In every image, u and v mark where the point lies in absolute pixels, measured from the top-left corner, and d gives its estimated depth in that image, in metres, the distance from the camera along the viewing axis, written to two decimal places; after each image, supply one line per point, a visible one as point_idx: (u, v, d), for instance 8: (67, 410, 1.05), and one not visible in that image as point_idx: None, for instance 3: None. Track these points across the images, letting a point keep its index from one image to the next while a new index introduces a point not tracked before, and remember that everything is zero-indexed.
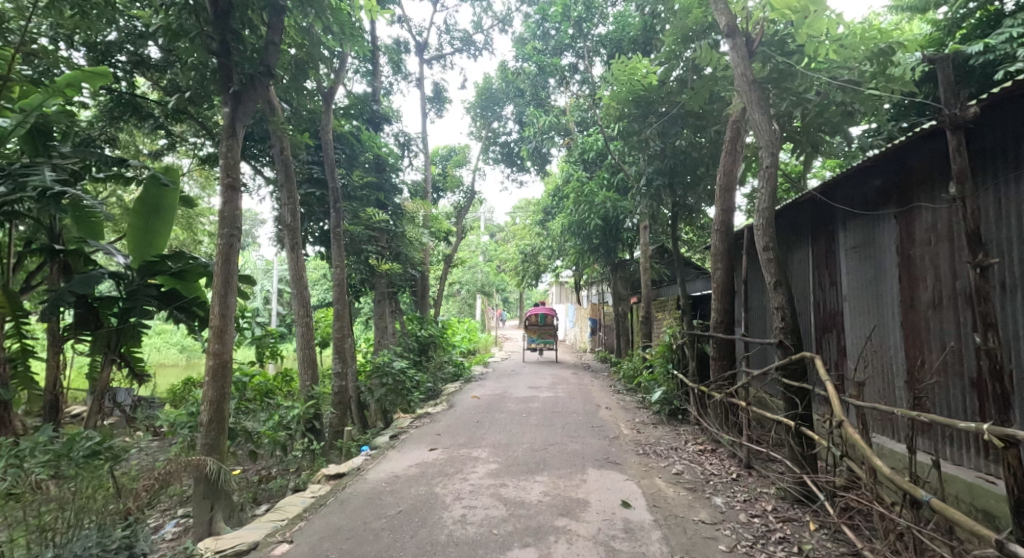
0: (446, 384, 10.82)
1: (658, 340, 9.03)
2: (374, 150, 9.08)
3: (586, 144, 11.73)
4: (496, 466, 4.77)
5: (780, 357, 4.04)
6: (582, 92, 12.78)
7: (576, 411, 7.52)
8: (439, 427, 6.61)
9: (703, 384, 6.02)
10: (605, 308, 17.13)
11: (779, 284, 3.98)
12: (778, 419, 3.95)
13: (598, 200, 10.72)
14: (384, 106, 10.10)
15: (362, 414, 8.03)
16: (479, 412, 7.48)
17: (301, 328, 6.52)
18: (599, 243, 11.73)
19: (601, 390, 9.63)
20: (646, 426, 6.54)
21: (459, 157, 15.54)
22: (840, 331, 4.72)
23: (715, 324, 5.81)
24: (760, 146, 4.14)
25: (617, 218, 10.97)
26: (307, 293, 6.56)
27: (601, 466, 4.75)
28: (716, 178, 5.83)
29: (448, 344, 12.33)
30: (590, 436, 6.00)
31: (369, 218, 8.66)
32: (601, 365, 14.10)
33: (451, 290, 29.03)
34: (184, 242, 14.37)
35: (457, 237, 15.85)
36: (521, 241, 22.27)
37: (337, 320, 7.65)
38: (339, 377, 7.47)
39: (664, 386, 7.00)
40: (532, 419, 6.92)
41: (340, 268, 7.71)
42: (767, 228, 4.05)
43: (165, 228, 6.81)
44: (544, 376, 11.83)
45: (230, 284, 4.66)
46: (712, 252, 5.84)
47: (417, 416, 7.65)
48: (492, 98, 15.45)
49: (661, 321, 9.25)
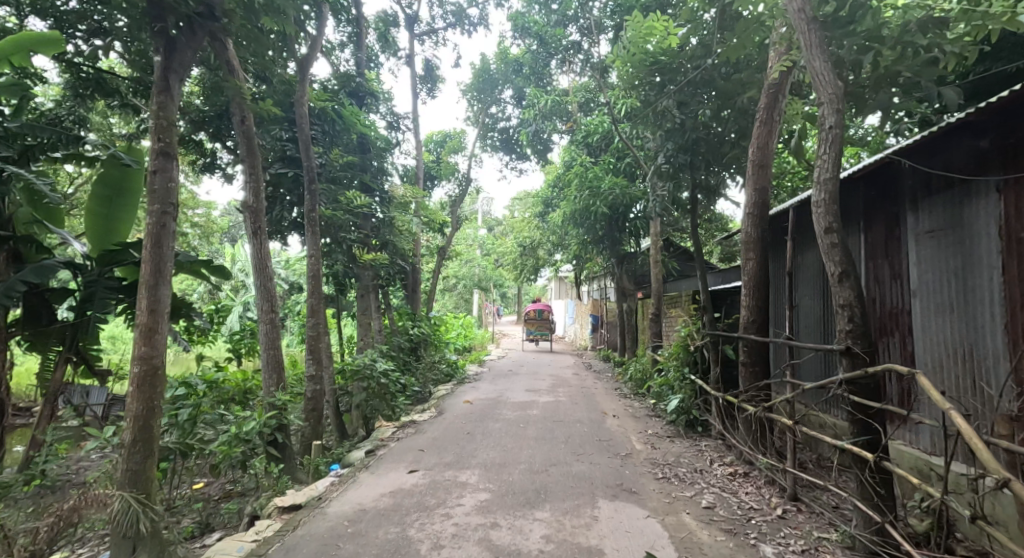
0: (438, 386, 10.00)
1: (670, 340, 8.19)
2: (358, 129, 8.08)
3: (590, 126, 10.90)
4: (486, 496, 3.92)
5: (845, 367, 3.20)
6: (586, 72, 11.95)
7: (581, 420, 6.68)
8: (424, 440, 5.76)
9: (730, 394, 5.19)
10: (608, 304, 16.30)
11: (846, 275, 3.12)
12: (844, 447, 3.11)
13: (605, 186, 9.88)
14: (372, 82, 9.19)
15: (341, 422, 7.18)
16: (471, 421, 6.64)
17: (264, 325, 5.63)
18: (604, 234, 10.89)
19: (606, 394, 8.79)
20: (661, 441, 5.70)
21: (455, 142, 14.69)
22: (907, 334, 3.89)
23: (745, 323, 4.97)
24: (817, 105, 3.29)
25: (623, 206, 10.13)
26: (272, 284, 5.69)
27: (614, 497, 3.92)
28: (748, 152, 4.97)
29: (441, 343, 11.51)
30: (599, 453, 5.16)
31: (351, 203, 7.77)
32: (604, 365, 13.27)
33: (447, 284, 28.23)
34: None
35: (453, 228, 15.01)
36: (519, 234, 21.46)
37: (311, 315, 6.81)
38: (313, 381, 6.61)
39: (680, 394, 6.17)
40: (531, 430, 6.08)
41: (316, 258, 6.86)
42: (832, 201, 3.19)
43: (130, 215, 6.01)
44: (544, 377, 11.00)
45: (162, 273, 3.78)
46: (743, 238, 4.99)
47: (402, 424, 6.80)
48: (490, 80, 14.60)
49: (673, 318, 8.42)
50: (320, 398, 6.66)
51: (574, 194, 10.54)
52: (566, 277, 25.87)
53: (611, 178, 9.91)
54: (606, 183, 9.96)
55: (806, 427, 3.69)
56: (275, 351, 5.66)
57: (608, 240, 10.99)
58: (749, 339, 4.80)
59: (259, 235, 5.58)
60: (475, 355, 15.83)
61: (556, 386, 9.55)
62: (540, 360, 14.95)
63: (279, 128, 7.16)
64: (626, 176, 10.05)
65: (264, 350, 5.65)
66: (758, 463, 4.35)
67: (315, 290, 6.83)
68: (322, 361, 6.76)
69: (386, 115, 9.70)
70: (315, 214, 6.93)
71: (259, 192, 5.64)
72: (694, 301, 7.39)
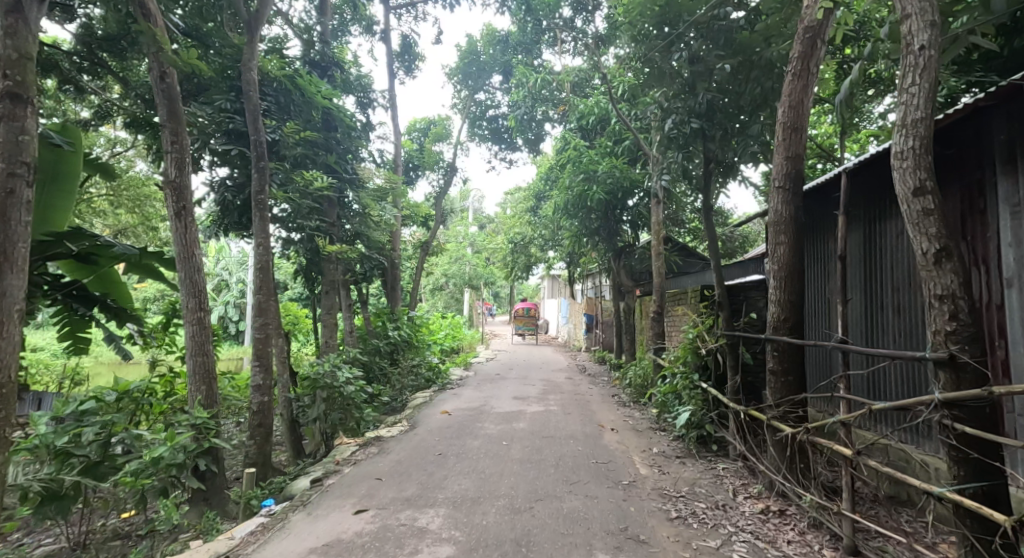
0: (417, 394, 9.03)
1: (675, 342, 7.28)
2: (320, 99, 7.06)
3: (585, 107, 10.02)
4: (449, 551, 2.98)
5: (944, 384, 2.27)
6: (580, 51, 11.04)
7: (574, 436, 5.74)
8: (386, 464, 4.80)
9: (755, 408, 4.25)
10: (604, 302, 15.39)
11: (948, 251, 2.20)
12: (949, 499, 2.18)
13: (601, 170, 9.00)
14: (340, 53, 8.26)
15: (297, 439, 6.21)
16: (446, 438, 5.69)
17: (190, 327, 4.62)
18: (600, 225, 9.97)
19: (602, 402, 7.86)
20: (669, 464, 4.76)
21: (439, 129, 13.81)
22: (1000, 335, 2.97)
23: (774, 321, 4.06)
24: (901, 19, 2.37)
25: (621, 194, 9.26)
26: (201, 277, 4.70)
27: (617, 551, 2.98)
28: (777, 113, 4.06)
29: (423, 345, 10.55)
30: (596, 482, 4.20)
31: (309, 183, 6.75)
32: (599, 368, 12.34)
33: (437, 283, 27.24)
34: None
35: (437, 221, 14.06)
36: (510, 231, 20.51)
37: (258, 316, 5.78)
38: (260, 393, 5.63)
39: (689, 405, 5.26)
40: (517, 451, 5.13)
41: (266, 248, 5.88)
42: (926, 150, 2.27)
43: None
44: (534, 382, 10.06)
45: (8, 259, 2.79)
46: (771, 217, 4.07)
47: (365, 442, 5.83)
48: (477, 63, 13.80)
49: (678, 317, 7.48)
50: (268, 412, 5.71)
51: (566, 182, 9.64)
52: (559, 275, 24.93)
53: (608, 162, 9.02)
54: (602, 167, 9.04)
55: (872, 459, 2.77)
56: (204, 358, 4.65)
57: (605, 232, 10.07)
58: (779, 341, 3.88)
59: (185, 218, 4.57)
60: (463, 358, 14.87)
61: (547, 393, 8.63)
62: (532, 362, 14.02)
63: (224, 98, 6.20)
64: (625, 160, 9.13)
65: (189, 358, 4.62)
66: (798, 499, 3.43)
67: (263, 286, 5.81)
68: (272, 368, 5.80)
69: (357, 88, 8.68)
70: (265, 197, 5.96)
71: (184, 166, 4.60)
72: (704, 297, 6.46)
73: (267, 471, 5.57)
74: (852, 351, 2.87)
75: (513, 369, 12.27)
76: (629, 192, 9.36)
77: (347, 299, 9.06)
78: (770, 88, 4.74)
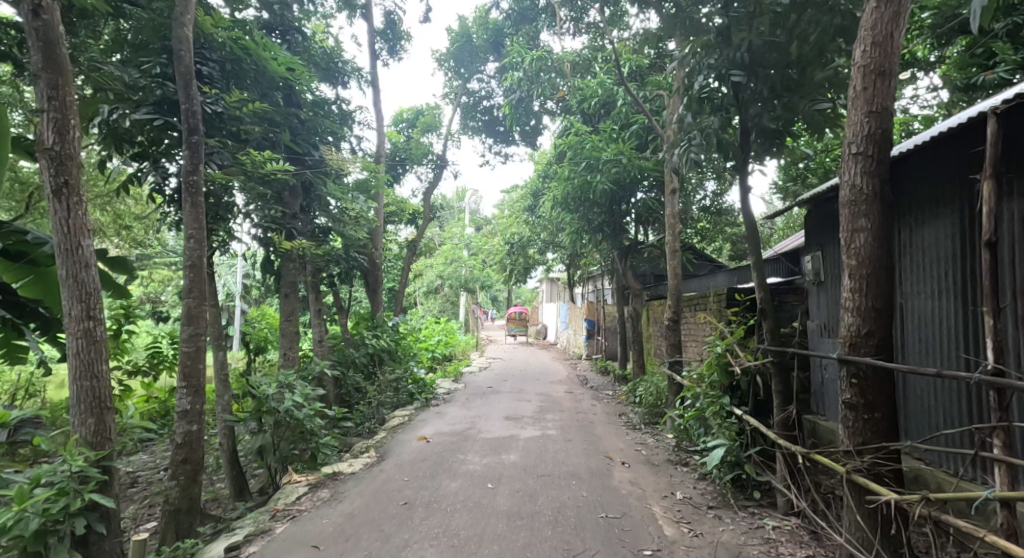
0: (396, 412, 7.96)
1: (697, 356, 6.18)
2: (274, 64, 5.79)
3: (587, 88, 8.98)
4: None
5: None
6: (580, 30, 10.03)
7: (577, 475, 4.64)
8: (332, 520, 3.68)
9: (822, 453, 3.15)
10: (605, 307, 14.34)
11: None
12: None
13: (605, 159, 7.97)
14: (307, 20, 7.19)
15: (239, 474, 5.13)
16: (418, 478, 4.59)
17: (76, 340, 3.50)
18: (605, 221, 8.92)
19: (609, 424, 6.78)
20: (702, 520, 3.67)
21: (428, 118, 12.94)
22: None
23: (849, 337, 2.97)
24: None
25: (628, 184, 8.22)
26: (91, 275, 3.58)
27: None
28: (854, 54, 2.97)
29: (406, 355, 9.48)
30: (608, 554, 3.10)
31: (260, 164, 5.51)
32: (602, 379, 11.29)
33: (432, 286, 26.25)
34: (103, 225, 11.77)
35: (426, 219, 13.02)
36: (506, 231, 19.56)
37: (187, 325, 4.64)
38: (186, 421, 4.52)
39: (722, 439, 4.17)
40: (505, 500, 4.02)
41: (199, 242, 4.78)
42: None
43: None
44: (531, 396, 8.99)
45: None
46: (846, 193, 3.00)
47: (318, 481, 4.72)
48: (470, 47, 12.98)
49: (699, 326, 6.41)
50: (201, 442, 4.63)
51: (566, 172, 8.60)
52: (558, 277, 23.93)
53: (614, 148, 7.99)
54: (607, 154, 7.97)
55: None
56: (94, 383, 3.52)
57: (610, 229, 9.02)
58: (863, 365, 2.78)
59: (67, 196, 3.47)
60: (454, 366, 13.78)
61: (545, 411, 7.57)
62: (529, 371, 12.97)
63: (153, 60, 5.07)
64: (633, 147, 8.08)
65: (71, 382, 3.50)
66: None
67: (194, 290, 4.69)
68: (205, 390, 4.69)
69: (326, 63, 7.62)
70: (199, 179, 4.87)
71: (67, 130, 3.51)
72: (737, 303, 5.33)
73: (194, 519, 4.47)
74: (965, 379, 1.80)
75: (508, 380, 11.21)
76: (636, 184, 8.33)
77: (317, 304, 7.98)
78: (833, 30, 3.66)
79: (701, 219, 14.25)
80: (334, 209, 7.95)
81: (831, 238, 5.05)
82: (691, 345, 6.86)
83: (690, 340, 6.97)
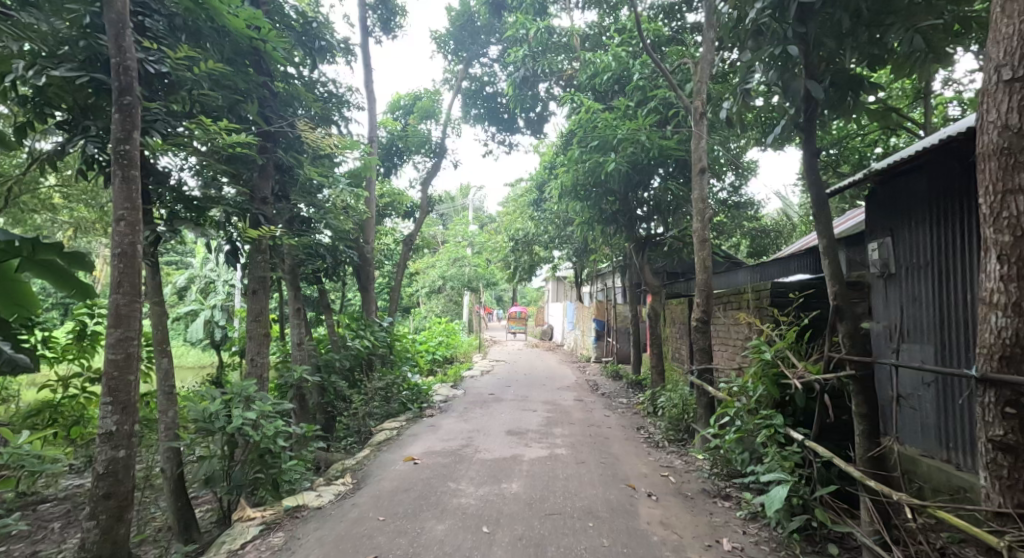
0: (384, 424, 7.08)
1: (735, 365, 5.25)
2: (234, 21, 4.89)
3: (599, 62, 8.06)
4: None
5: None
6: (592, 1, 9.12)
7: (595, 515, 3.72)
8: None
9: (949, 509, 2.24)
10: (616, 306, 13.43)
11: None
12: None
13: (621, 138, 7.04)
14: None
15: (186, 506, 4.26)
16: (395, 517, 3.69)
17: None
18: (619, 209, 8.01)
19: (627, 441, 5.86)
20: None
21: (427, 104, 12.09)
22: None
23: (995, 347, 2.06)
24: None
25: (645, 167, 7.30)
26: None
27: None
28: None
29: (399, 359, 8.63)
30: None
31: (216, 135, 4.63)
32: (614, 385, 10.37)
33: (435, 285, 25.38)
34: (80, 216, 10.98)
35: (424, 212, 12.16)
36: (510, 227, 18.65)
37: (114, 326, 3.75)
38: (109, 446, 3.63)
39: (783, 474, 3.26)
40: (504, 553, 3.11)
41: (131, 226, 3.89)
42: None
43: None
44: (537, 405, 8.09)
45: None
46: (990, 139, 2.08)
47: (274, 519, 3.82)
48: (471, 27, 12.11)
49: (735, 329, 5.48)
50: (132, 469, 3.76)
51: (574, 155, 7.69)
52: (563, 276, 23.09)
53: (630, 125, 7.06)
54: (621, 133, 7.04)
55: None
56: None
57: (625, 219, 8.10)
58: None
59: None
60: (454, 369, 12.94)
61: (553, 424, 6.66)
62: (533, 375, 12.10)
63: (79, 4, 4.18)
64: (652, 125, 7.15)
65: None
66: None
67: (124, 283, 3.80)
68: (136, 406, 3.81)
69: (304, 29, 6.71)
70: (134, 147, 3.99)
71: None
72: (791, 302, 4.38)
73: None
74: None
75: (511, 385, 10.35)
76: (654, 167, 7.41)
77: (297, 302, 7.12)
78: None
79: (719, 212, 13.29)
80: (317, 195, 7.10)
81: (903, 222, 4.13)
82: (722, 350, 5.96)
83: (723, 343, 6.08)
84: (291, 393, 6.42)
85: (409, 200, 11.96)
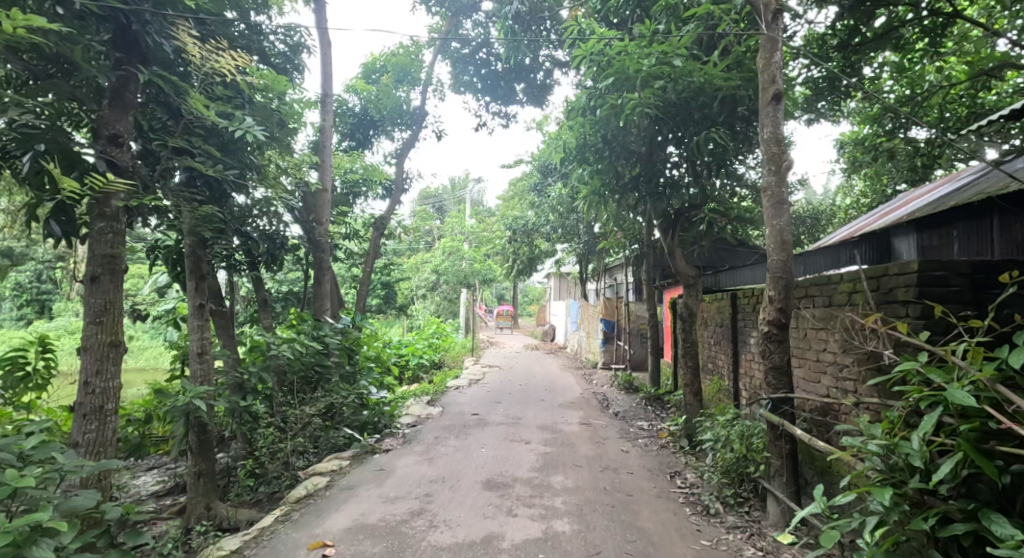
0: (320, 465, 5.16)
1: (858, 401, 3.30)
2: None
3: None
4: None
5: None
6: None
7: None
8: None
9: None
10: (628, 305, 11.60)
11: None
12: None
13: (645, 65, 5.09)
14: None
15: None
16: None
17: None
18: (640, 176, 6.04)
19: (663, 508, 3.91)
20: None
21: (403, 62, 10.22)
22: None
23: None
24: None
25: (679, 104, 5.34)
26: None
27: None
28: None
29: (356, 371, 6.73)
30: None
31: None
32: (629, 402, 8.44)
33: (428, 283, 23.51)
34: None
35: (401, 192, 10.27)
36: (507, 216, 16.80)
37: None
38: None
39: None
40: None
41: None
42: None
43: None
44: (533, 434, 6.18)
45: None
46: None
47: None
48: None
49: (847, 343, 3.54)
50: None
51: (582, 102, 5.80)
52: (568, 273, 21.24)
53: (658, 48, 5.10)
54: (647, 63, 5.11)
55: None
56: None
57: (648, 186, 6.12)
58: None
59: None
60: (439, 378, 11.03)
61: (552, 472, 4.73)
62: (531, 387, 10.18)
63: None
64: (691, 49, 5.22)
65: None
66: None
67: None
68: None
69: None
70: None
71: None
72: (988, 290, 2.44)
73: None
74: None
75: (502, 402, 8.43)
76: (692, 111, 5.46)
77: (198, 297, 5.12)
78: None
79: None
80: (230, 149, 5.18)
81: None
82: (818, 373, 4.01)
83: (809, 354, 4.13)
84: (181, 425, 4.52)
85: (384, 177, 10.09)
